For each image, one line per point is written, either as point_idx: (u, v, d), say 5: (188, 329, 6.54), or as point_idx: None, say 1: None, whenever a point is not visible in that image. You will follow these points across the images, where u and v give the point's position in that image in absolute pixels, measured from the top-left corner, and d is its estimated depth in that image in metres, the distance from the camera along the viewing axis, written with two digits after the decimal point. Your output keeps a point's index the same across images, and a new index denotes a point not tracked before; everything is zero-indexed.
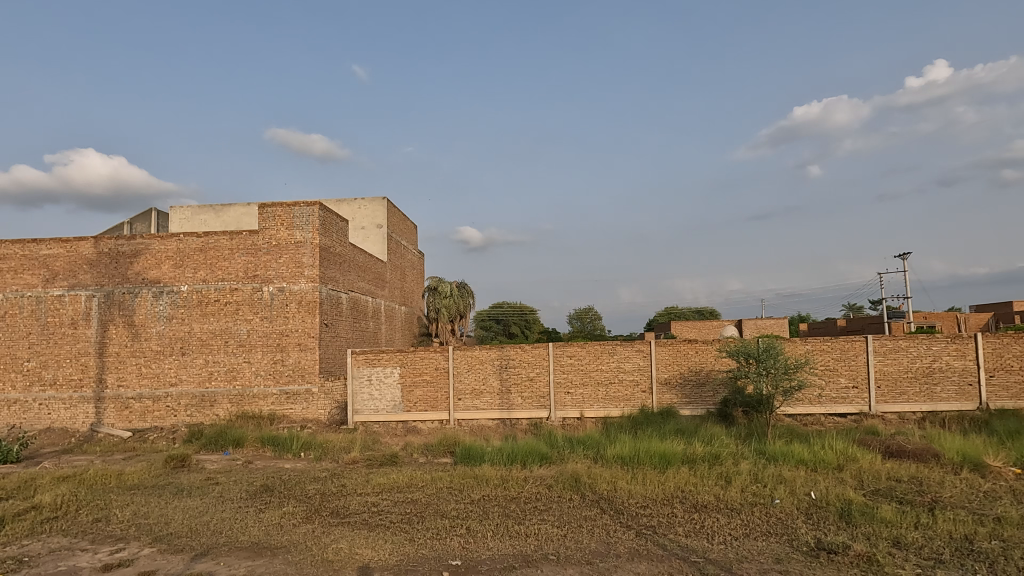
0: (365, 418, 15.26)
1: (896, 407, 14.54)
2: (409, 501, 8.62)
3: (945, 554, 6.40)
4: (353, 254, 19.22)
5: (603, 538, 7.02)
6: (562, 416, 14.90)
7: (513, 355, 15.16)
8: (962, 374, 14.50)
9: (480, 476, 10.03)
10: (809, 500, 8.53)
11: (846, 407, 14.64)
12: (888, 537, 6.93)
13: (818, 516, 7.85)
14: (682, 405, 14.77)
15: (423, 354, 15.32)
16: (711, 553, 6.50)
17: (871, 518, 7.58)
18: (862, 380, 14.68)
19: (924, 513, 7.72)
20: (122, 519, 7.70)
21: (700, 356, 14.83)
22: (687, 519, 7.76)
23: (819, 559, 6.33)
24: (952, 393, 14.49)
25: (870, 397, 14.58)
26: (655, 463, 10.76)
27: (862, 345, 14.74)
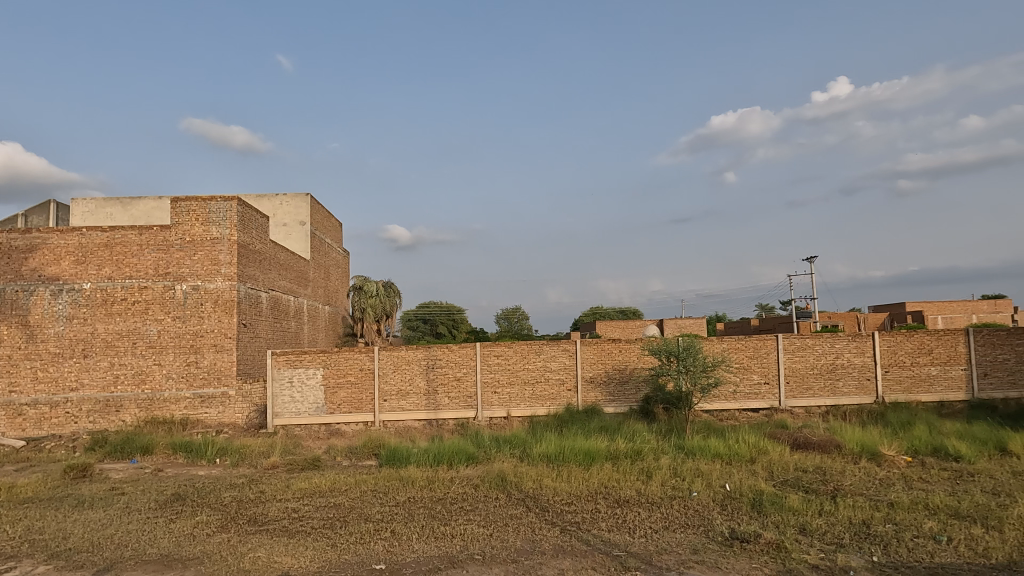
0: (285, 421, 14.78)
1: (803, 402, 15.42)
2: (331, 505, 8.40)
3: (846, 539, 6.84)
4: (274, 252, 18.55)
5: (528, 535, 7.09)
6: (489, 416, 14.95)
7: (439, 356, 15.04)
8: (861, 370, 15.56)
9: (406, 478, 9.90)
10: (724, 492, 8.93)
11: (758, 402, 15.38)
12: (796, 525, 7.34)
13: (732, 506, 8.23)
14: (606, 402, 15.12)
15: (347, 354, 14.97)
16: (632, 546, 6.68)
17: (780, 507, 8.00)
18: (773, 376, 15.48)
19: (827, 501, 8.23)
20: (13, 536, 7.12)
21: (623, 354, 15.22)
22: (610, 513, 7.96)
23: (732, 548, 6.62)
24: (853, 388, 15.51)
25: (780, 392, 15.39)
26: (580, 460, 10.96)
27: (774, 343, 15.54)
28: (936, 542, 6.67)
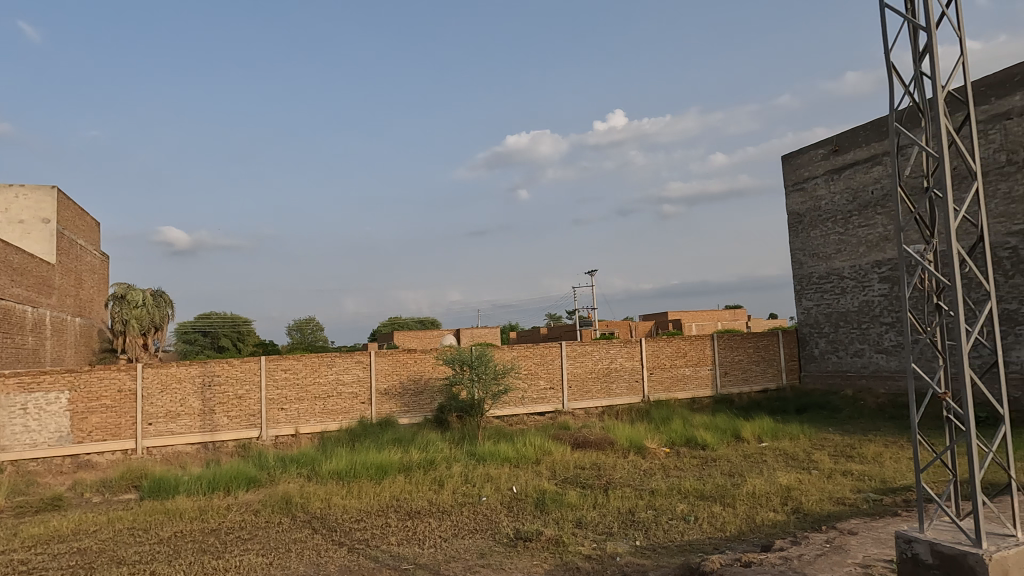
0: (15, 457, 12.29)
1: (583, 404, 16.75)
2: (73, 552, 7.16)
3: (614, 527, 7.53)
4: (4, 253, 15.50)
5: (312, 560, 6.72)
6: (275, 435, 13.98)
7: (217, 372, 13.72)
8: (631, 373, 17.39)
9: (173, 510, 8.82)
10: (511, 494, 9.33)
11: (544, 406, 16.34)
12: (573, 519, 7.91)
13: (518, 507, 8.62)
14: (401, 414, 15.00)
15: (102, 374, 13.01)
16: (421, 558, 6.65)
17: (560, 503, 8.57)
18: (557, 381, 16.58)
19: (600, 494, 9.01)
20: None
21: (418, 365, 15.25)
22: (401, 527, 7.87)
23: (516, 548, 6.92)
24: (625, 389, 17.25)
25: (563, 396, 16.53)
26: (372, 474, 10.71)
27: (558, 350, 16.66)
28: (686, 522, 7.63)
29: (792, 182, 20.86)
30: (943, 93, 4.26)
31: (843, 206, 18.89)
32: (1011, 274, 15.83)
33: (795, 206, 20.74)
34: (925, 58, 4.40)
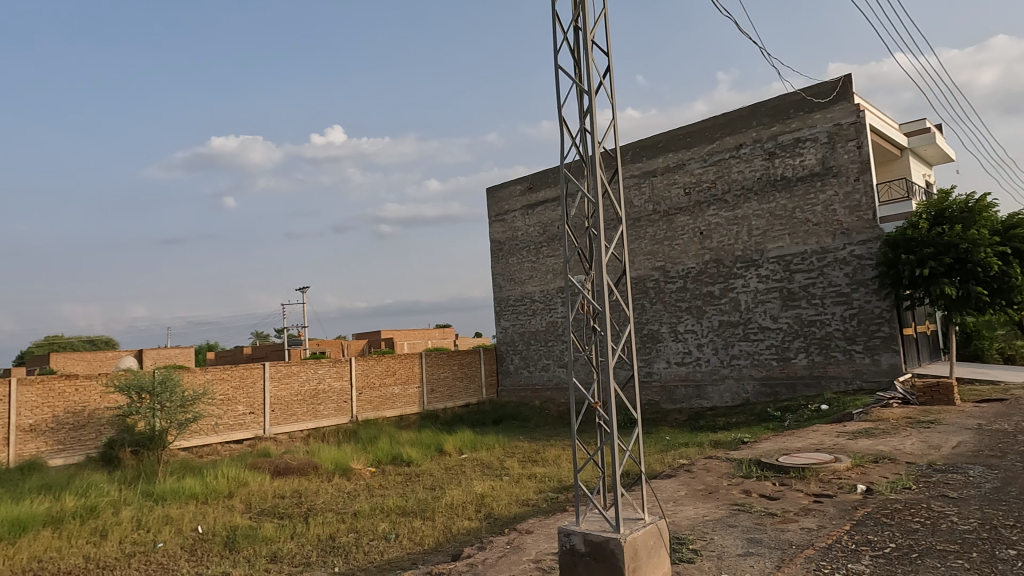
0: None
1: (287, 428, 15.87)
2: None
3: (313, 557, 7.21)
4: None
5: None
6: None
7: None
8: (340, 394, 17.13)
9: None
10: (194, 536, 8.31)
11: (242, 433, 14.91)
12: (266, 554, 7.36)
13: (203, 550, 7.71)
14: (52, 454, 12.35)
15: None
16: None
17: (254, 539, 7.91)
18: (258, 405, 15.33)
19: (300, 523, 8.58)
20: None
21: (80, 394, 12.88)
22: None
23: None
24: (332, 410, 16.90)
25: (264, 421, 15.38)
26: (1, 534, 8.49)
27: (260, 372, 15.48)
28: (386, 541, 7.68)
29: (494, 213, 22.84)
30: (600, 149, 5.09)
31: (535, 238, 21.33)
32: (654, 302, 19.65)
33: (496, 235, 22.75)
34: (587, 117, 5.23)
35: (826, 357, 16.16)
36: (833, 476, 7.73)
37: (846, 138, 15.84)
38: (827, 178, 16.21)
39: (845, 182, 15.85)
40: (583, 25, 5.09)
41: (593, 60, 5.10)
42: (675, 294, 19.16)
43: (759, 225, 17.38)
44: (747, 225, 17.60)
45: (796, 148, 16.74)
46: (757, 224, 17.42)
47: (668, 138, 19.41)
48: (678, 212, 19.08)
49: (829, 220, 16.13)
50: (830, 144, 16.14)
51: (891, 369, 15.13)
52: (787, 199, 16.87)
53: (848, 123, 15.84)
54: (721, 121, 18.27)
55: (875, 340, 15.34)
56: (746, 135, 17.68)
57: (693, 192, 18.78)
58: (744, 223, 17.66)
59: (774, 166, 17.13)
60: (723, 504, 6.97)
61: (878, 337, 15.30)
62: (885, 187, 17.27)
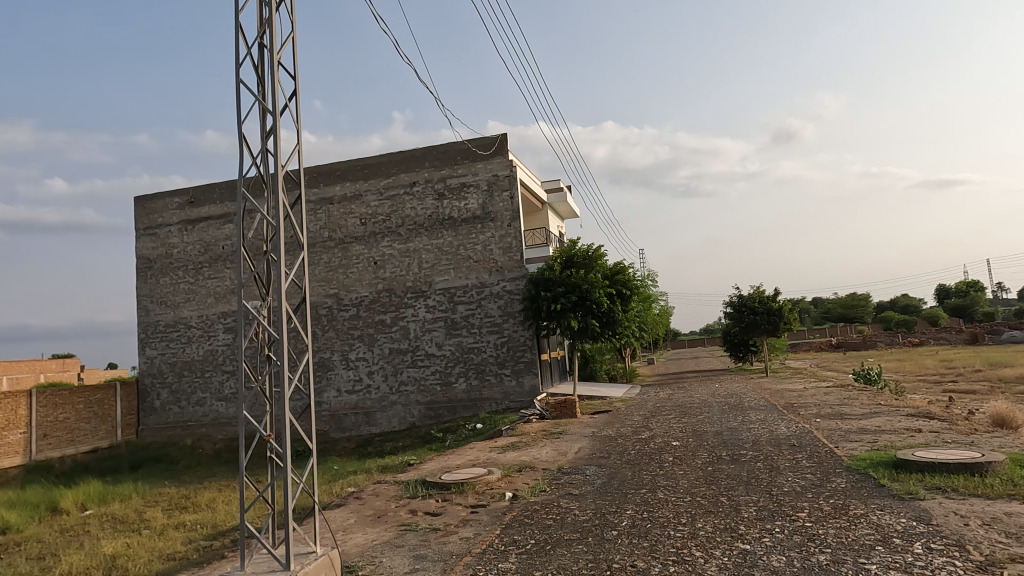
0: None
1: None
2: None
3: None
4: None
5: None
6: None
7: None
8: None
9: None
10: None
11: None
12: None
13: None
14: None
15: None
16: None
17: None
18: None
19: None
20: None
21: None
22: None
23: None
24: None
25: None
26: None
27: None
28: None
29: (143, 225, 19.88)
30: (285, 171, 5.00)
31: (194, 257, 19.23)
32: (326, 330, 19.39)
33: (145, 251, 19.82)
34: (271, 138, 5.09)
35: (482, 381, 18.02)
36: (486, 487, 8.65)
37: (502, 188, 18.20)
38: (485, 222, 18.31)
39: (501, 226, 18.14)
40: (269, 43, 4.97)
41: (278, 81, 5.01)
42: (347, 322, 19.19)
43: (428, 259, 18.63)
44: (418, 258, 18.70)
45: (461, 192, 18.51)
46: (426, 258, 18.64)
47: (346, 167, 19.55)
48: (353, 241, 19.29)
49: (487, 258, 18.20)
50: (489, 192, 18.31)
51: (531, 389, 17.65)
52: (453, 237, 18.49)
53: (503, 175, 18.24)
54: (397, 158, 19.19)
55: (520, 365, 17.74)
56: (419, 174, 18.89)
57: (368, 223, 19.21)
58: (415, 256, 18.72)
59: (443, 206, 18.64)
60: (391, 526, 7.21)
61: (522, 362, 17.72)
62: (530, 233, 20.24)
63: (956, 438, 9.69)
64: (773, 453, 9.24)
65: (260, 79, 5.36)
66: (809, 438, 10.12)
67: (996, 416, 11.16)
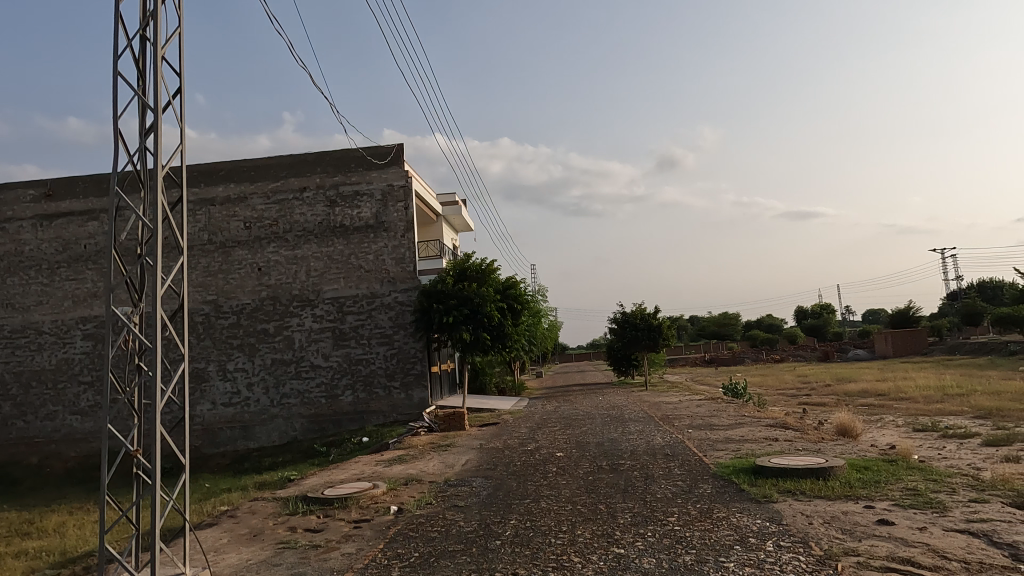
0: None
1: None
2: None
3: None
4: None
5: None
6: None
7: None
8: None
9: None
10: None
11: None
12: None
13: None
14: None
15: None
16: None
17: None
18: None
19: None
20: None
21: None
22: None
23: None
24: None
25: None
26: None
27: None
28: None
29: None
30: (165, 170, 4.77)
31: (50, 256, 17.47)
32: (201, 338, 18.23)
33: None
34: (151, 135, 4.83)
35: (369, 393, 17.66)
36: (371, 502, 8.50)
37: (396, 199, 18.07)
38: (378, 232, 18.07)
39: (394, 237, 17.97)
40: (153, 36, 4.73)
41: (162, 77, 4.77)
42: (226, 331, 18.15)
43: (316, 267, 18.06)
44: (306, 266, 18.08)
45: (355, 200, 18.16)
46: (314, 266, 18.07)
47: (230, 168, 18.58)
48: (236, 246, 18.34)
49: (379, 268, 17.94)
50: (383, 202, 18.10)
51: (420, 402, 17.55)
52: (344, 245, 18.08)
53: (398, 185, 18.13)
54: (287, 161, 18.52)
55: (409, 377, 17.59)
56: (310, 179, 18.33)
57: (253, 227, 18.33)
58: (303, 264, 18.10)
59: (334, 213, 18.19)
60: (267, 545, 6.91)
61: (412, 374, 17.58)
62: (423, 245, 20.18)
63: (805, 446, 10.75)
64: (648, 462, 9.79)
65: (141, 72, 5.08)
66: (680, 448, 10.82)
67: (839, 426, 12.48)
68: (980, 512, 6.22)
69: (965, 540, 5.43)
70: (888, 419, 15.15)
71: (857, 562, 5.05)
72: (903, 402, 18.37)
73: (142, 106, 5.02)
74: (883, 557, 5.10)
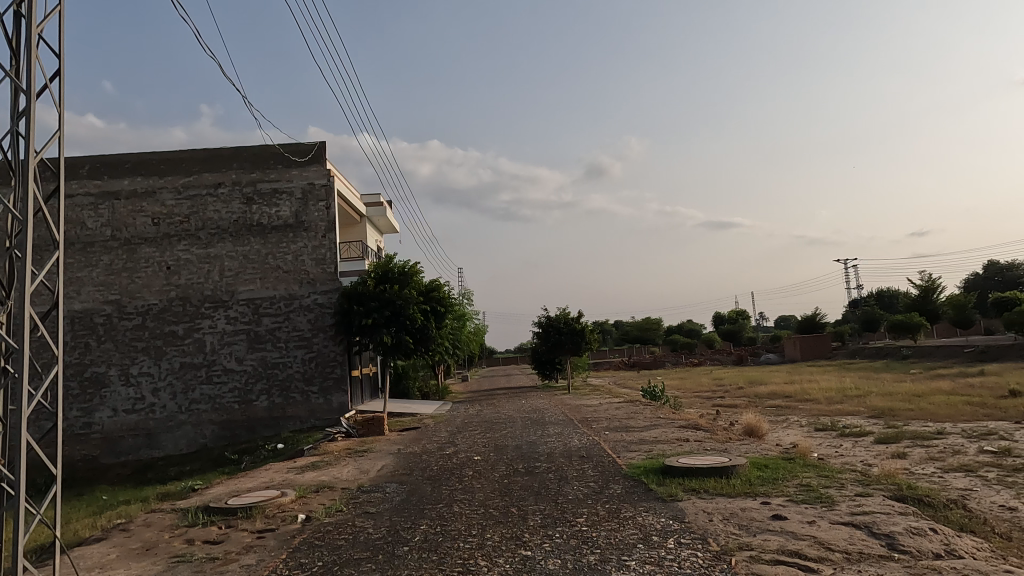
0: None
1: None
2: None
3: None
4: None
5: None
6: None
7: None
8: None
9: None
10: None
11: None
12: None
13: None
14: None
15: None
16: None
17: None
18: None
19: None
20: None
21: None
22: None
23: None
24: None
25: None
26: None
27: None
28: None
29: None
30: (36, 160, 4.44)
31: None
32: (101, 340, 17.10)
33: None
34: (22, 120, 4.49)
35: (285, 399, 17.06)
36: (278, 510, 8.19)
37: (317, 198, 17.56)
38: (298, 231, 17.51)
39: (314, 237, 17.46)
40: (25, 14, 4.41)
41: (36, 58, 4.44)
42: (129, 333, 17.09)
43: (231, 266, 17.30)
44: (219, 265, 17.29)
45: (273, 199, 17.54)
46: (228, 265, 17.30)
47: (138, 160, 17.56)
48: (142, 243, 17.32)
49: (298, 269, 17.37)
50: (303, 201, 17.56)
51: (340, 407, 17.11)
52: (261, 245, 17.41)
53: (320, 184, 17.64)
54: (201, 156, 17.68)
55: (328, 381, 17.12)
56: (225, 175, 17.58)
57: (162, 223, 17.37)
58: (216, 263, 17.30)
59: (251, 211, 17.49)
60: (160, 559, 6.52)
61: (331, 379, 17.12)
62: (345, 245, 19.73)
63: (713, 446, 11.17)
64: (564, 464, 9.91)
65: (13, 52, 4.71)
66: (596, 449, 11.00)
67: (746, 427, 13.06)
68: (864, 505, 6.63)
69: (849, 532, 5.77)
70: (793, 420, 15.97)
71: (749, 556, 5.26)
72: (807, 403, 19.40)
73: (14, 89, 4.67)
74: (774, 551, 5.34)
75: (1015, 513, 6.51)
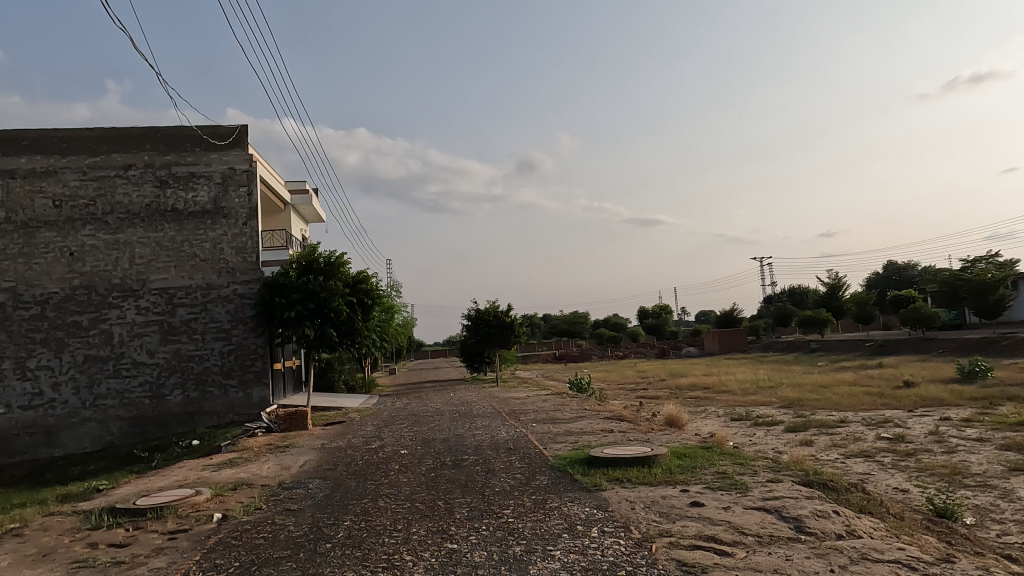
0: None
1: None
2: None
3: None
4: None
5: None
6: None
7: None
8: None
9: None
10: None
11: None
12: None
13: None
14: None
15: None
16: None
17: None
18: None
19: None
20: None
21: None
22: None
23: None
24: None
25: None
26: None
27: None
28: None
29: None
30: None
31: None
32: None
33: None
34: None
35: (201, 393, 16.30)
36: (192, 510, 7.81)
37: (238, 183, 16.83)
38: (217, 218, 16.71)
39: (234, 224, 16.71)
40: None
41: None
42: (25, 324, 15.85)
43: (142, 253, 16.32)
44: (128, 252, 16.28)
45: (189, 183, 16.67)
46: (139, 252, 16.32)
47: (37, 137, 16.25)
48: (42, 226, 16.07)
49: (216, 257, 16.58)
50: (222, 185, 16.78)
51: (260, 401, 16.51)
52: (176, 232, 16.52)
53: (241, 169, 16.91)
54: (109, 134, 16.55)
55: (248, 375, 16.46)
56: (136, 157, 16.54)
57: (64, 206, 16.17)
58: (125, 249, 16.27)
59: (165, 195, 16.56)
60: (59, 565, 6.09)
61: (251, 372, 16.48)
62: (267, 234, 19.01)
63: (636, 437, 11.46)
64: (491, 457, 9.94)
65: None
66: (523, 442, 11.11)
67: (668, 418, 13.50)
68: (774, 491, 6.99)
69: (760, 516, 6.08)
70: (711, 411, 16.63)
71: (669, 542, 5.44)
72: (724, 394, 20.28)
73: None
74: (692, 536, 5.55)
75: (908, 495, 7.04)
